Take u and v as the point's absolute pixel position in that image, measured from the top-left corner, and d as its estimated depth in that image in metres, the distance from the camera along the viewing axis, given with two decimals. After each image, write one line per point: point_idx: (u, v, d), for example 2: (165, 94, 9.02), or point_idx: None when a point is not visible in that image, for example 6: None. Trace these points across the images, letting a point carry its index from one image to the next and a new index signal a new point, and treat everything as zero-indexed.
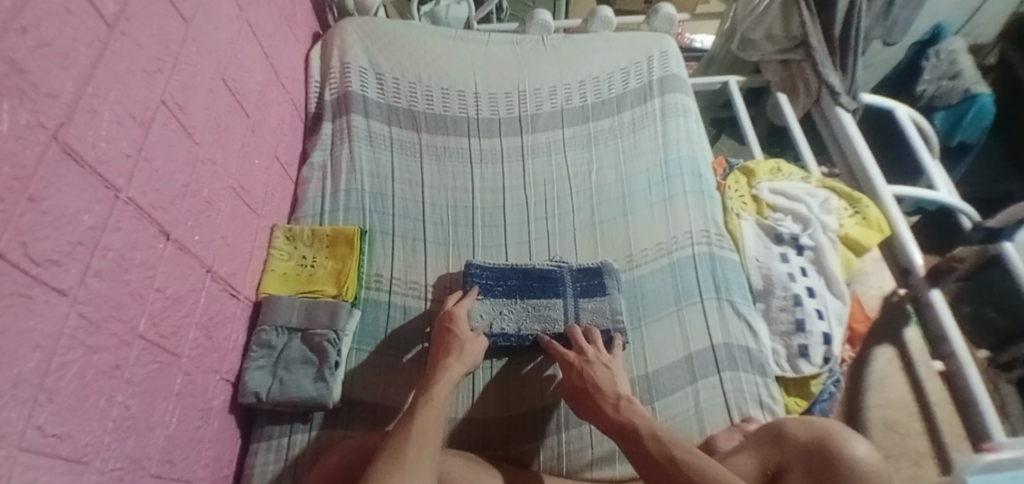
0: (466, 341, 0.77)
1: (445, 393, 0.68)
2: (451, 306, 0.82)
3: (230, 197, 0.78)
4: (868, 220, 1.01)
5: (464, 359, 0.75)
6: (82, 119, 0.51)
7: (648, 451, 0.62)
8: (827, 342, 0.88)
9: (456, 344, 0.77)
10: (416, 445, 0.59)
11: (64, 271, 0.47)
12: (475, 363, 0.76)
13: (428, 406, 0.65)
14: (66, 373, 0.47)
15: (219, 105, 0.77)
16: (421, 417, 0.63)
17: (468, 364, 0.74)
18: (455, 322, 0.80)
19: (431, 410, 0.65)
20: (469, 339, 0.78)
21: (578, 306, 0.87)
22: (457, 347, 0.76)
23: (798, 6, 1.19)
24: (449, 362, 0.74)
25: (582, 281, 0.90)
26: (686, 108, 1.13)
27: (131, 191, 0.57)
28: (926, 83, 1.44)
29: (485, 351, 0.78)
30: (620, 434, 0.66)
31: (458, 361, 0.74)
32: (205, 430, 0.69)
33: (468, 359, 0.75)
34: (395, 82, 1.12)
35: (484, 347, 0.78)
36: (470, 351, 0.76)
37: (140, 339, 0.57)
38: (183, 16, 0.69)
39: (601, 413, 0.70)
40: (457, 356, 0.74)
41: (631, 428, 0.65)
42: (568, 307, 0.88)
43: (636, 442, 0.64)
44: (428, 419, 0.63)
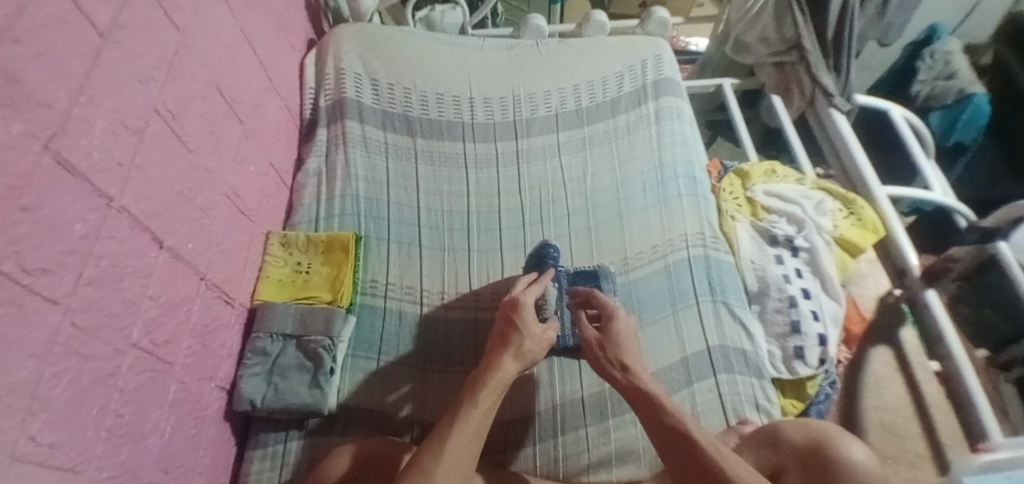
0: (526, 336, 0.73)
1: (492, 403, 0.65)
2: (517, 294, 0.77)
3: (225, 204, 0.78)
4: (863, 221, 1.02)
5: (522, 359, 0.71)
6: (76, 129, 0.51)
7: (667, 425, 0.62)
8: (823, 343, 0.88)
9: (515, 340, 0.72)
10: (449, 462, 0.58)
11: (57, 280, 0.47)
12: (531, 362, 0.72)
13: (468, 416, 0.62)
14: (59, 381, 0.47)
15: (213, 113, 0.77)
16: (459, 430, 0.61)
17: (524, 363, 0.71)
18: (519, 314, 0.75)
19: (463, 423, 0.62)
20: (531, 334, 0.74)
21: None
22: (517, 344, 0.72)
23: (792, 9, 1.20)
24: (504, 358, 0.70)
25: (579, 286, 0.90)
26: (680, 111, 1.13)
27: (124, 200, 0.57)
28: (921, 84, 1.46)
29: (545, 348, 0.74)
30: (640, 402, 0.66)
31: (515, 360, 0.70)
32: (200, 438, 0.69)
33: (526, 358, 0.71)
34: (390, 88, 1.13)
35: (543, 346, 0.74)
36: (529, 351, 0.72)
37: (134, 348, 0.57)
38: (177, 25, 0.70)
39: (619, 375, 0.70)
40: (514, 355, 0.71)
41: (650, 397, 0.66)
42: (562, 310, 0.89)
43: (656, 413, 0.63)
44: (468, 433, 0.61)
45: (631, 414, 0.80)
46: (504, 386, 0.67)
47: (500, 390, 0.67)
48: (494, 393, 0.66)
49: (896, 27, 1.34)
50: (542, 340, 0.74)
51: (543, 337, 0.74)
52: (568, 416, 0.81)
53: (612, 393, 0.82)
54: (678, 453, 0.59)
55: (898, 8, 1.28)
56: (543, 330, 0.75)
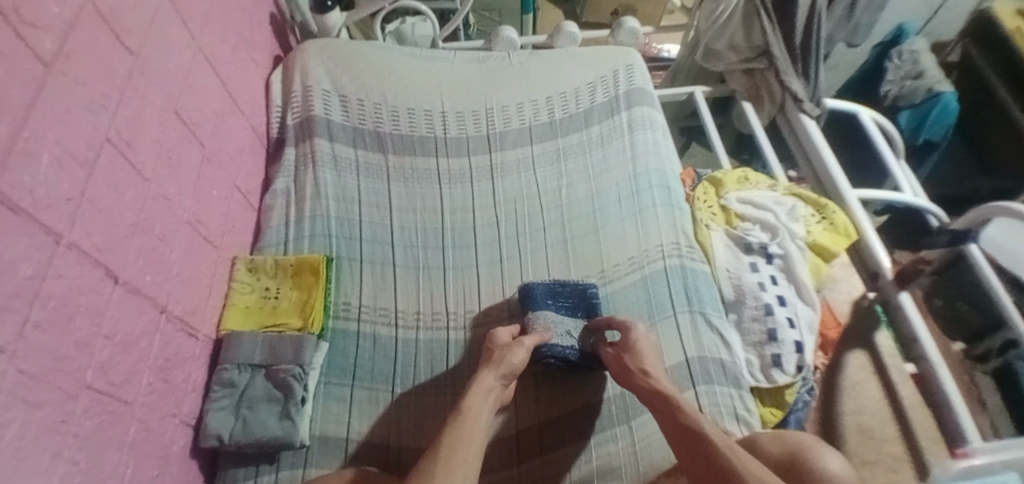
0: (499, 350, 0.77)
1: (483, 404, 0.69)
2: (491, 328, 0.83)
3: (186, 231, 0.75)
4: (836, 225, 1.03)
5: (499, 367, 0.74)
6: (17, 166, 0.48)
7: (682, 424, 0.65)
8: (799, 350, 0.89)
9: (490, 357, 0.77)
10: (443, 471, 0.58)
11: (1, 326, 0.45)
12: (510, 371, 0.74)
13: (462, 418, 0.65)
14: (5, 433, 0.45)
15: (171, 138, 0.74)
16: (451, 435, 0.63)
17: (501, 371, 0.74)
18: (493, 338, 0.80)
19: (461, 426, 0.64)
20: (503, 347, 0.78)
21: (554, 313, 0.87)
22: (496, 355, 0.76)
23: (759, 16, 1.21)
24: (482, 372, 0.74)
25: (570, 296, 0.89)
26: (652, 121, 1.13)
27: (73, 236, 0.54)
28: (890, 83, 1.49)
29: (525, 356, 0.77)
30: (659, 403, 0.69)
31: (499, 370, 0.74)
32: (165, 478, 0.66)
33: (501, 366, 0.74)
34: (360, 104, 1.11)
35: (528, 349, 0.78)
36: (514, 360, 0.75)
37: (88, 390, 0.54)
38: (129, 49, 0.67)
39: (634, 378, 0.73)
40: (490, 365, 0.75)
41: (661, 396, 0.69)
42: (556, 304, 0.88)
43: (669, 408, 0.67)
44: (463, 432, 0.63)
45: (611, 431, 0.79)
46: (492, 392, 0.71)
47: (490, 397, 0.70)
48: (482, 399, 0.69)
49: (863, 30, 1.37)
50: (531, 345, 0.79)
51: (521, 341, 0.78)
52: (546, 436, 0.80)
53: (591, 411, 0.81)
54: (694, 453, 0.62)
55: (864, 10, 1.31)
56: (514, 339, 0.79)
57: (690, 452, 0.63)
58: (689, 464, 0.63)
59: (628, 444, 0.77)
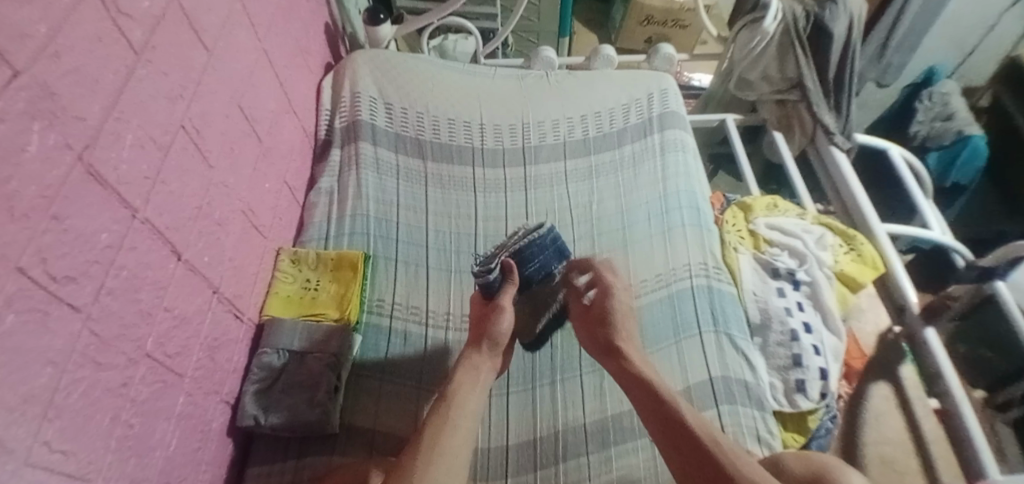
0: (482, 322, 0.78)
1: (473, 385, 0.70)
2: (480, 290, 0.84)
3: (240, 220, 0.79)
4: (863, 256, 1.04)
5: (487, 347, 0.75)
6: (106, 143, 0.53)
7: (654, 393, 0.68)
8: (824, 377, 0.89)
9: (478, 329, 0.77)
10: (424, 458, 0.59)
11: (79, 288, 0.48)
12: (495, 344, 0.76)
13: (446, 406, 0.66)
14: (74, 389, 0.48)
15: (233, 131, 0.79)
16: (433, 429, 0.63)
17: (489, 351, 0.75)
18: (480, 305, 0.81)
19: (446, 409, 0.65)
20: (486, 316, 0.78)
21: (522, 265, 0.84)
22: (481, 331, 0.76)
23: (794, 48, 1.25)
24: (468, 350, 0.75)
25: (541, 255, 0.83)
26: (684, 144, 1.16)
27: (147, 212, 0.58)
28: (920, 124, 1.49)
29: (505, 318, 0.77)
30: (631, 372, 0.71)
31: (484, 348, 0.75)
32: (203, 452, 0.69)
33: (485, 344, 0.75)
34: (404, 112, 1.15)
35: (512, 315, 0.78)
36: (498, 332, 0.76)
37: (147, 358, 0.58)
38: (205, 45, 0.72)
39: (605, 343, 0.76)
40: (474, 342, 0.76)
41: (631, 364, 0.72)
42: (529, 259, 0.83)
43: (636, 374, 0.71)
44: (447, 421, 0.64)
45: (632, 443, 0.80)
46: (484, 370, 0.72)
47: (481, 375, 0.72)
48: (471, 383, 0.70)
49: (893, 69, 1.50)
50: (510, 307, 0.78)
51: (500, 306, 0.77)
52: (568, 444, 0.81)
53: (614, 421, 0.82)
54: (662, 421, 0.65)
55: (896, 48, 1.42)
56: (492, 305, 0.78)
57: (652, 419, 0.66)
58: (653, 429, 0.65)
59: (650, 457, 0.77)
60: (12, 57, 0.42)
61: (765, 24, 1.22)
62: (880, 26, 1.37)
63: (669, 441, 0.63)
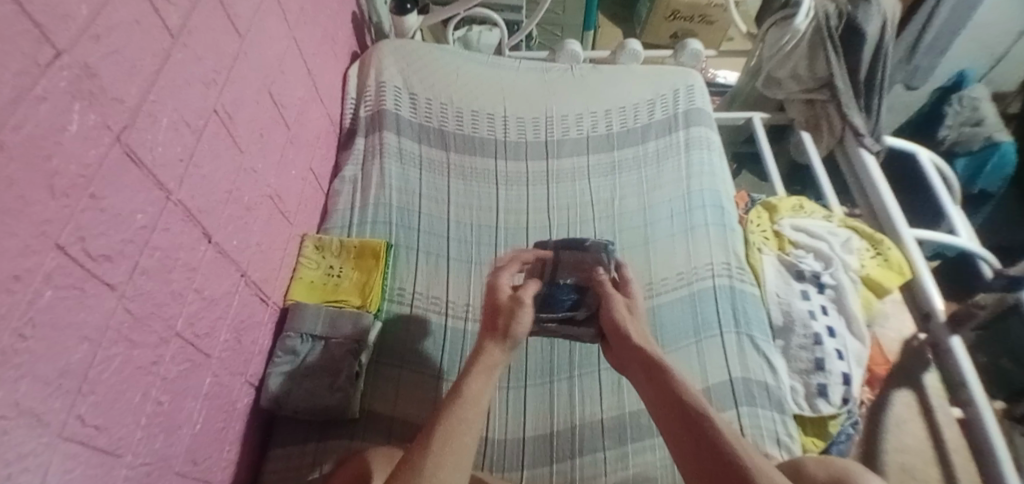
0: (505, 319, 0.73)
1: (485, 382, 0.67)
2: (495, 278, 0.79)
3: (268, 205, 0.80)
4: (890, 261, 1.02)
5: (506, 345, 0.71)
6: (143, 124, 0.54)
7: (683, 402, 0.63)
8: (846, 382, 0.88)
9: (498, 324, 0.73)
10: (439, 441, 0.58)
11: (115, 267, 0.49)
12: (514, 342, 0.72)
13: (461, 397, 0.64)
14: (108, 365, 0.49)
15: (263, 118, 0.79)
16: (443, 427, 0.60)
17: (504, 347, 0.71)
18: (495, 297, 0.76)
19: (457, 413, 0.62)
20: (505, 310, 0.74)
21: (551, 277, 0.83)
22: (499, 321, 0.73)
23: (825, 46, 1.21)
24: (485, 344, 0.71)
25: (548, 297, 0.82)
26: (709, 142, 1.14)
27: (180, 195, 0.59)
28: (948, 128, 1.46)
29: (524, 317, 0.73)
30: (660, 377, 0.67)
31: (500, 339, 0.71)
32: (227, 432, 0.70)
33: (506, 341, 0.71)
34: (427, 102, 1.15)
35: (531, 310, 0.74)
36: (519, 325, 0.72)
37: (177, 338, 0.59)
38: (238, 31, 0.72)
39: (629, 346, 0.73)
40: (491, 337, 0.72)
41: (659, 366, 0.68)
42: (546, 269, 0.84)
43: (663, 378, 0.67)
44: (460, 414, 0.61)
45: (649, 441, 0.79)
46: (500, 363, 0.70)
47: (496, 369, 0.69)
48: (486, 376, 0.67)
49: (921, 72, 1.45)
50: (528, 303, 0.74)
51: (523, 299, 0.74)
52: (586, 438, 0.81)
53: (632, 418, 0.81)
54: (691, 436, 0.60)
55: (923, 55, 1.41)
56: (515, 295, 0.76)
57: (680, 432, 0.61)
58: (680, 442, 0.61)
59: (667, 456, 0.77)
60: (54, 37, 0.42)
61: (796, 21, 1.21)
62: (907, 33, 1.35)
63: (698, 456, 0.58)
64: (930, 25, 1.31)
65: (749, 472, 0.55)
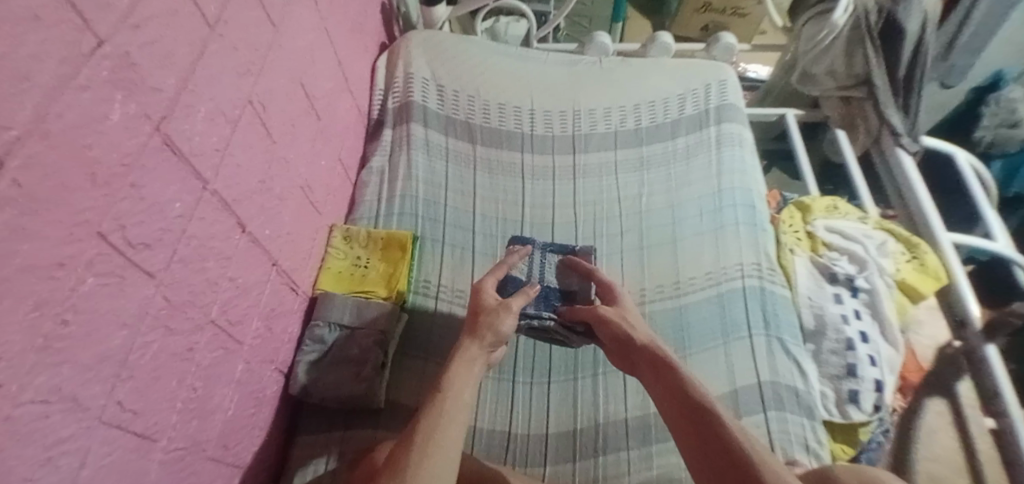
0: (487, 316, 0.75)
1: (468, 374, 0.67)
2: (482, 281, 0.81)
3: (298, 195, 0.81)
4: (926, 266, 0.99)
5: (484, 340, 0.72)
6: (181, 114, 0.54)
7: (691, 399, 0.60)
8: (879, 389, 0.86)
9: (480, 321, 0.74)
10: (420, 443, 0.56)
11: (153, 255, 0.50)
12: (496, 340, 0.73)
13: (444, 395, 0.63)
14: (146, 352, 0.50)
15: (295, 108, 0.80)
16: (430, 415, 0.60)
17: (484, 343, 0.72)
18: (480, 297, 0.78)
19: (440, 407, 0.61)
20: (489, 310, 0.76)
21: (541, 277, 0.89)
22: (481, 322, 0.74)
23: (864, 43, 1.19)
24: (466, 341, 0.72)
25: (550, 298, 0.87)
26: (741, 138, 1.11)
27: (216, 184, 0.60)
28: (983, 129, 1.41)
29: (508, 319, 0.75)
30: (669, 377, 0.65)
31: (485, 340, 0.72)
32: (257, 418, 0.71)
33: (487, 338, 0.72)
34: (455, 94, 1.15)
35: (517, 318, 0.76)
36: (503, 329, 0.74)
37: (211, 325, 0.59)
38: (272, 21, 0.72)
39: (633, 348, 0.72)
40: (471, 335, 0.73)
41: (665, 364, 0.67)
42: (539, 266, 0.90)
43: (671, 376, 0.64)
44: (443, 414, 0.60)
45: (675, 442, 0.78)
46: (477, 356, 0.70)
47: (477, 366, 0.69)
48: (466, 369, 0.67)
49: (958, 70, 1.41)
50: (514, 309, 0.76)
51: (509, 305, 0.76)
52: (610, 437, 0.80)
53: (657, 418, 0.80)
54: (699, 434, 0.57)
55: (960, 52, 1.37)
56: (501, 301, 0.77)
57: (689, 429, 0.58)
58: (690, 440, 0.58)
59: None
60: (95, 25, 0.42)
61: (834, 15, 1.17)
62: (948, 23, 1.31)
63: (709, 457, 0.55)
64: (970, 19, 1.28)
65: (758, 472, 0.51)
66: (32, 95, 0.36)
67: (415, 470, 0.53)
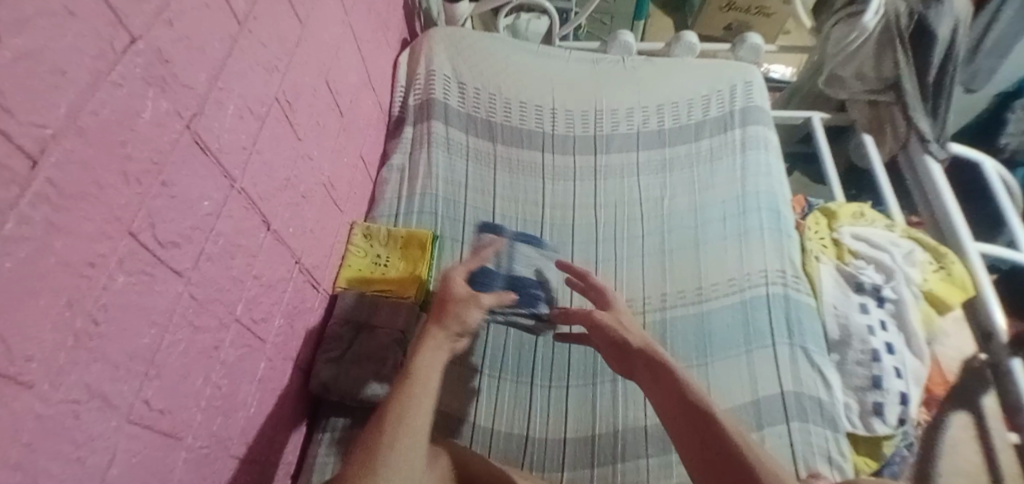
0: (453, 305, 0.71)
1: (431, 364, 0.64)
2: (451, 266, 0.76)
3: (321, 193, 0.80)
4: (953, 276, 0.97)
5: (449, 330, 0.69)
6: (211, 111, 0.54)
7: (691, 400, 0.61)
8: (904, 402, 0.84)
9: (444, 310, 0.70)
10: (390, 434, 0.57)
11: (182, 253, 0.50)
12: (462, 332, 0.70)
13: (409, 383, 0.62)
14: (173, 350, 0.49)
15: (320, 105, 0.79)
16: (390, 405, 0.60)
17: (449, 335, 0.68)
18: (448, 285, 0.73)
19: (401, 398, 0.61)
20: (456, 298, 0.71)
21: (513, 268, 0.92)
22: (449, 312, 0.70)
23: (894, 46, 1.16)
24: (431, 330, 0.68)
25: (528, 291, 0.91)
26: (766, 142, 1.09)
27: (243, 182, 0.59)
28: (1010, 136, 1.38)
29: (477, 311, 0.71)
30: (666, 378, 0.65)
31: (450, 330, 0.69)
32: (278, 415, 0.71)
33: (453, 329, 0.69)
34: (476, 92, 1.14)
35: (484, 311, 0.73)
36: (470, 321, 0.70)
37: (236, 323, 0.59)
38: (300, 17, 0.72)
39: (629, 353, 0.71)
40: (438, 324, 0.69)
41: (664, 366, 0.66)
42: (508, 257, 0.93)
43: (670, 378, 0.64)
44: (402, 406, 0.60)
45: None
46: (440, 348, 0.66)
47: (439, 358, 0.66)
48: (430, 361, 0.65)
49: (984, 73, 1.36)
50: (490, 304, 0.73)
51: (480, 298, 0.72)
52: (629, 443, 0.79)
53: None
54: (699, 436, 0.58)
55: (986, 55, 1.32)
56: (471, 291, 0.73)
57: (687, 430, 0.59)
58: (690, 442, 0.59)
59: None
60: (129, 21, 0.42)
61: (866, 18, 1.13)
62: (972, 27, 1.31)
63: (712, 463, 0.56)
64: (992, 28, 1.28)
65: (758, 474, 0.53)
66: (66, 92, 0.36)
67: (382, 469, 0.55)
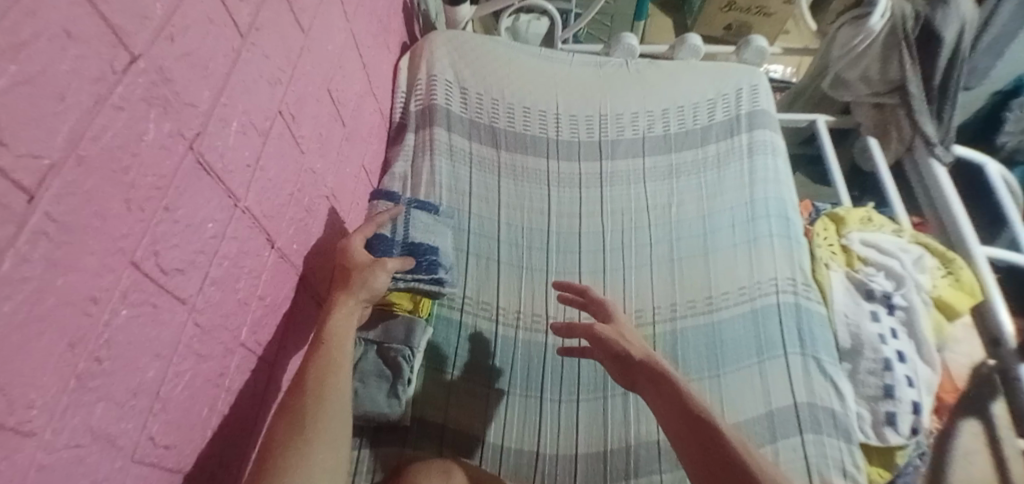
0: (358, 272, 0.72)
1: (344, 325, 0.67)
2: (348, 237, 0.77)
3: (324, 205, 0.79)
4: (961, 282, 0.96)
5: (358, 294, 0.70)
6: (215, 130, 0.51)
7: (689, 408, 0.61)
8: (917, 411, 0.82)
9: (348, 277, 0.72)
10: (314, 395, 0.59)
11: (186, 279, 0.48)
12: (369, 296, 0.72)
13: (325, 347, 0.63)
14: (179, 381, 0.48)
15: (323, 115, 0.77)
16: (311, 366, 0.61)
17: (359, 299, 0.70)
18: (349, 255, 0.74)
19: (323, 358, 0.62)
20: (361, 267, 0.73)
21: (409, 234, 0.84)
22: (354, 279, 0.71)
23: (900, 48, 1.15)
24: (339, 296, 0.70)
25: (425, 257, 0.82)
26: (774, 146, 1.08)
27: (248, 201, 0.57)
28: (1009, 135, 1.38)
29: (382, 276, 0.73)
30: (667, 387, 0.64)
31: (359, 295, 0.71)
32: None
33: (360, 293, 0.71)
34: (479, 97, 1.12)
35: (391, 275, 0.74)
36: (376, 285, 0.72)
37: (241, 348, 0.57)
38: (303, 27, 0.70)
39: (630, 363, 0.70)
40: (347, 289, 0.70)
41: (664, 375, 0.66)
42: (406, 224, 0.85)
43: (670, 386, 0.64)
44: (327, 365, 0.62)
45: None
46: (348, 311, 0.69)
47: (352, 321, 0.68)
48: (342, 323, 0.67)
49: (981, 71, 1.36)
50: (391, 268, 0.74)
51: (383, 262, 0.74)
52: (642, 458, 0.77)
53: None
54: (701, 443, 0.59)
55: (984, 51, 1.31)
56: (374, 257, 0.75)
57: (687, 436, 0.60)
58: (692, 449, 0.59)
59: None
60: (130, 40, 0.40)
61: (872, 21, 1.12)
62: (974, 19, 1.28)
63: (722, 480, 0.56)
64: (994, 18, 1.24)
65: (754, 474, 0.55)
66: (67, 120, 0.34)
67: (311, 424, 0.56)
